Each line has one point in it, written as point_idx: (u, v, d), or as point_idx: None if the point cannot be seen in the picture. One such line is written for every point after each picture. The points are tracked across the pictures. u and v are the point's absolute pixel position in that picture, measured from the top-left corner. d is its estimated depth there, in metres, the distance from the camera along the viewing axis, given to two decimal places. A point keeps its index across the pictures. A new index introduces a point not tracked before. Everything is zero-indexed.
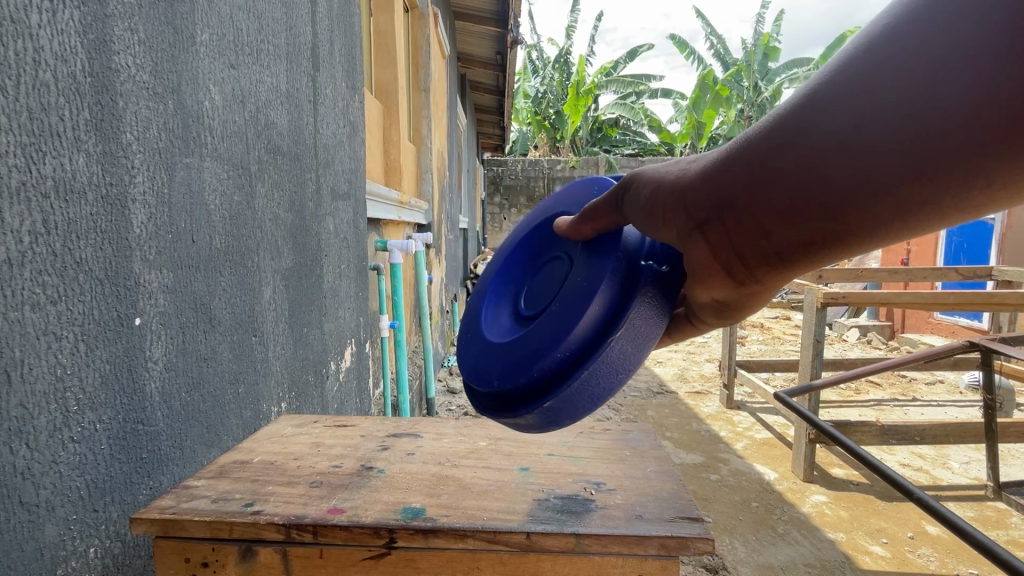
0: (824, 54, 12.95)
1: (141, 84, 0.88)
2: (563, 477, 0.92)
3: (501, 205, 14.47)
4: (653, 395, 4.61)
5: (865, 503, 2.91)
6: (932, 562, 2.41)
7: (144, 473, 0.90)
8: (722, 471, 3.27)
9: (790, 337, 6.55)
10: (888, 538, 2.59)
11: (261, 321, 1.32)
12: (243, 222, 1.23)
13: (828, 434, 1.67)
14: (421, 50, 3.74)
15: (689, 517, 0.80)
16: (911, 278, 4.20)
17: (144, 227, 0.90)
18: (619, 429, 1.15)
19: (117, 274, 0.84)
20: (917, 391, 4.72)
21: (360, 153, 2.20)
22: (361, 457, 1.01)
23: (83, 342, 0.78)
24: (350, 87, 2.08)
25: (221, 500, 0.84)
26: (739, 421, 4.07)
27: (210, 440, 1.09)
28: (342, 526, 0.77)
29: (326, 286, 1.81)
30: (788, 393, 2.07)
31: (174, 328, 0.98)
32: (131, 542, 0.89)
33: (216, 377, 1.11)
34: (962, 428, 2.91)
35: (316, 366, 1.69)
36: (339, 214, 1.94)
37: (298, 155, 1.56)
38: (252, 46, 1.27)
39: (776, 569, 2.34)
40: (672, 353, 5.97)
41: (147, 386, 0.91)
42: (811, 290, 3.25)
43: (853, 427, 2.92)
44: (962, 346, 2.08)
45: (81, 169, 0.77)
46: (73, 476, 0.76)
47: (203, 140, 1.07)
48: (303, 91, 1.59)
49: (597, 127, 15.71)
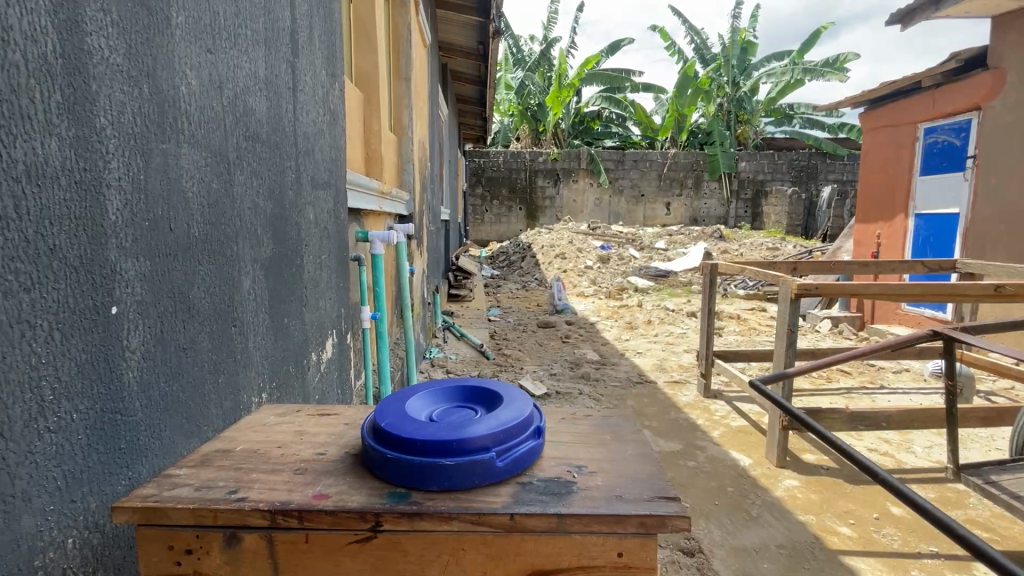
0: (800, 51, 13.25)
1: (115, 67, 0.86)
2: (546, 461, 0.94)
3: (483, 196, 14.42)
4: (632, 385, 4.68)
5: (833, 487, 3.02)
6: (895, 541, 2.53)
7: (123, 463, 0.89)
8: (699, 458, 3.35)
9: (765, 328, 6.71)
10: (855, 519, 2.70)
11: (240, 311, 1.30)
12: (221, 210, 1.21)
13: (800, 421, 1.71)
14: (402, 38, 3.69)
15: (666, 497, 0.83)
16: (881, 270, 4.34)
17: (120, 215, 0.88)
18: (599, 416, 1.17)
19: (93, 261, 0.82)
20: (884, 379, 4.90)
21: (339, 142, 2.16)
22: (345, 444, 1.01)
23: (58, 330, 0.76)
24: (329, 75, 2.05)
25: (204, 487, 0.84)
26: (715, 410, 4.17)
27: (190, 431, 1.08)
28: (327, 511, 0.78)
29: (306, 276, 1.79)
30: (762, 380, 2.12)
31: (152, 318, 0.96)
32: (110, 532, 0.88)
33: (196, 367, 1.10)
34: (925, 414, 3.04)
35: (297, 358, 1.68)
36: (318, 203, 1.91)
37: (277, 143, 1.53)
38: (229, 30, 1.24)
39: (749, 551, 2.43)
40: (651, 343, 6.05)
41: (124, 376, 0.89)
42: (785, 282, 3.33)
43: (824, 414, 3.02)
44: (927, 334, 2.16)
45: (54, 153, 0.75)
46: (50, 467, 0.75)
47: (179, 126, 1.04)
48: (282, 78, 1.57)
49: (578, 119, 15.73)
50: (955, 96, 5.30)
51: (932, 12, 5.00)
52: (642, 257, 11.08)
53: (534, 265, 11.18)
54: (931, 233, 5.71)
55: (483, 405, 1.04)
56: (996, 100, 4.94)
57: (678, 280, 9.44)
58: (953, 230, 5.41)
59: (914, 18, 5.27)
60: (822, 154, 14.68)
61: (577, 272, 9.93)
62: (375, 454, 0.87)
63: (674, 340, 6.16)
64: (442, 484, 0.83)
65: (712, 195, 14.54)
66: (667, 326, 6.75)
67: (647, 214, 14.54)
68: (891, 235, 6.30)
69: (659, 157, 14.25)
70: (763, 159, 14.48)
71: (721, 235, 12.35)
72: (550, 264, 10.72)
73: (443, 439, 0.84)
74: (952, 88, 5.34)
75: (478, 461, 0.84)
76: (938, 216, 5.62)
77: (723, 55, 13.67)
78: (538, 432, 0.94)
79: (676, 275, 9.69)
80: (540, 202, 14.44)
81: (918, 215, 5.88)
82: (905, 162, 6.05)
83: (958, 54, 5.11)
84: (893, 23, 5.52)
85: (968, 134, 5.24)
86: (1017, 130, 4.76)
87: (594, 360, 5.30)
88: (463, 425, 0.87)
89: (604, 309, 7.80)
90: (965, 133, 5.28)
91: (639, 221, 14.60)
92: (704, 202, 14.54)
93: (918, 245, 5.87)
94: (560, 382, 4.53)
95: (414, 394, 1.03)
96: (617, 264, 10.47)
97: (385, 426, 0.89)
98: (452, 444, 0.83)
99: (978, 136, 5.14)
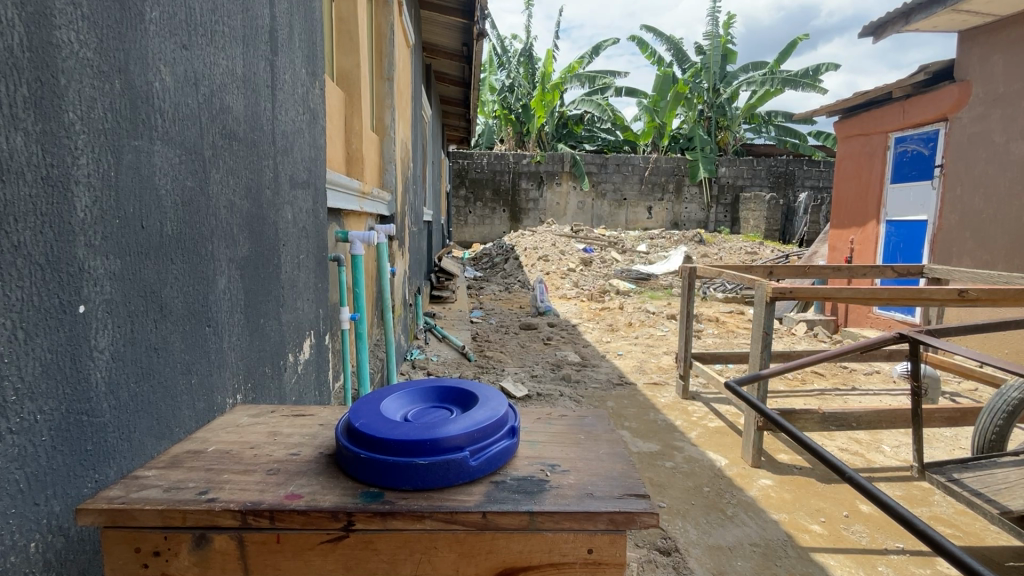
0: (778, 60, 13.56)
1: (85, 61, 0.85)
2: (520, 460, 0.95)
3: (466, 198, 14.42)
4: (612, 386, 4.73)
5: (806, 485, 3.10)
6: (863, 537, 2.60)
7: (90, 466, 0.87)
8: (676, 458, 3.41)
9: (743, 331, 6.85)
10: (825, 517, 2.77)
11: (215, 311, 1.29)
12: (196, 207, 1.19)
13: (771, 420, 1.73)
14: (386, 39, 3.68)
15: (636, 494, 0.85)
16: (854, 275, 4.45)
17: (89, 211, 0.86)
18: (574, 415, 1.19)
19: (60, 260, 0.81)
20: (855, 380, 5.04)
21: (319, 141, 2.14)
22: (319, 445, 1.01)
23: (22, 329, 0.75)
24: (310, 74, 2.05)
25: (173, 489, 0.83)
26: (693, 411, 4.24)
27: (160, 432, 1.05)
28: (299, 510, 0.78)
29: (284, 277, 1.78)
30: (736, 383, 2.13)
31: (122, 317, 0.94)
32: (75, 536, 0.86)
33: (167, 367, 1.08)
34: (893, 415, 3.13)
35: (274, 358, 1.66)
36: (296, 203, 1.89)
37: (255, 142, 1.52)
38: (206, 27, 1.23)
39: (724, 549, 2.48)
40: (632, 345, 6.12)
41: (91, 376, 0.87)
42: (761, 285, 3.39)
43: (796, 415, 3.10)
44: (894, 338, 2.20)
45: (20, 148, 0.74)
46: (11, 469, 0.74)
47: (153, 123, 1.03)
48: (260, 76, 1.55)
49: (562, 123, 15.83)
50: (925, 107, 5.46)
51: (903, 25, 5.17)
52: (624, 260, 11.20)
53: (518, 267, 11.20)
54: (901, 239, 5.90)
55: (459, 405, 1.05)
56: (962, 112, 5.13)
57: (660, 282, 9.55)
58: (922, 236, 5.58)
59: (886, 30, 5.45)
60: (800, 162, 15.03)
61: (560, 274, 9.97)
62: (349, 454, 0.87)
63: (654, 342, 6.24)
64: (414, 484, 0.83)
65: (693, 199, 14.78)
66: (647, 328, 6.83)
67: (629, 218, 14.71)
68: (864, 240, 6.49)
69: (641, 162, 14.42)
70: (743, 165, 14.77)
71: (701, 239, 12.55)
72: (533, 266, 10.78)
73: (417, 438, 0.84)
74: (921, 99, 5.51)
75: (452, 460, 0.84)
76: (908, 223, 5.80)
77: (704, 62, 13.87)
78: (513, 432, 0.95)
79: (657, 278, 9.80)
80: (524, 204, 14.48)
81: (889, 222, 6.07)
82: (877, 171, 6.24)
83: (926, 67, 5.30)
84: (866, 35, 5.69)
85: (936, 144, 5.43)
86: (980, 142, 4.95)
87: (574, 361, 5.34)
88: (438, 426, 0.87)
89: (586, 311, 7.86)
90: (933, 143, 5.46)
91: (622, 225, 14.75)
92: (685, 207, 14.75)
93: (889, 251, 6.05)
94: (542, 383, 4.58)
95: (389, 394, 1.04)
96: (599, 267, 10.56)
97: (359, 427, 0.88)
98: (425, 443, 0.84)
99: (945, 147, 5.33)
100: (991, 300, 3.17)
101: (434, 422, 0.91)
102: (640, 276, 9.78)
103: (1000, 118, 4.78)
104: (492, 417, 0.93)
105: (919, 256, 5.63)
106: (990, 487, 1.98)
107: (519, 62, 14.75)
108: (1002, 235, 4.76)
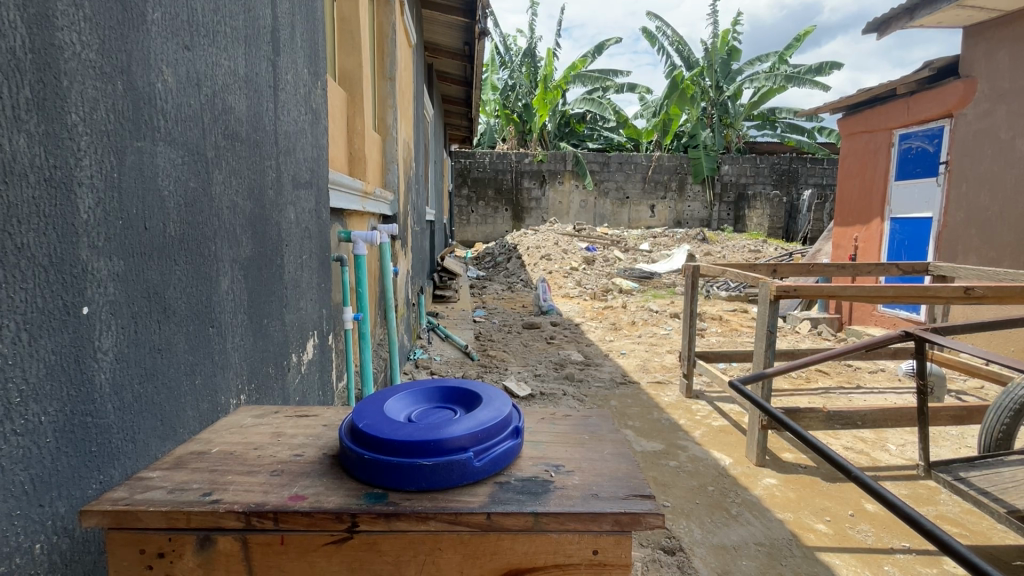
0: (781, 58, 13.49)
1: (86, 63, 0.84)
2: (524, 461, 0.95)
3: (468, 197, 14.40)
4: (615, 386, 4.71)
5: (810, 485, 3.08)
6: (869, 537, 2.59)
7: (94, 467, 0.87)
8: (680, 457, 3.40)
9: (747, 329, 6.82)
10: (830, 516, 2.75)
11: (218, 311, 1.28)
12: (199, 208, 1.19)
13: (775, 419, 1.71)
14: (386, 38, 3.67)
15: (641, 495, 0.84)
16: (858, 273, 4.40)
17: (92, 213, 0.86)
18: (578, 415, 1.18)
19: (63, 261, 0.81)
20: (860, 378, 5.03)
21: (321, 141, 2.14)
22: (322, 446, 1.00)
23: (26, 331, 0.75)
24: (312, 74, 2.04)
25: (177, 490, 0.83)
26: (697, 410, 4.22)
27: (165, 433, 1.06)
28: (303, 512, 0.78)
29: (286, 277, 1.77)
30: (740, 381, 2.09)
31: (125, 319, 0.94)
32: (80, 537, 0.86)
33: (171, 368, 1.08)
34: (898, 414, 3.11)
35: (276, 359, 1.65)
36: (299, 203, 1.89)
37: (257, 142, 1.51)
38: (208, 27, 1.23)
39: (728, 549, 2.47)
40: (635, 345, 6.09)
41: (95, 378, 0.87)
42: (764, 284, 3.36)
43: (800, 414, 3.07)
44: (899, 335, 2.17)
45: (22, 150, 0.74)
46: (16, 470, 0.74)
47: (155, 124, 1.03)
48: (262, 76, 1.55)
49: (563, 122, 15.77)
50: (931, 104, 5.41)
51: (907, 21, 5.14)
52: (626, 259, 11.17)
53: (519, 267, 11.19)
54: (905, 236, 5.87)
55: (462, 406, 1.05)
56: (967, 108, 5.09)
57: (663, 281, 9.52)
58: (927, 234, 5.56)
59: (890, 26, 5.42)
60: (802, 159, 14.94)
61: (562, 273, 9.94)
62: (353, 455, 0.87)
63: (657, 341, 6.22)
64: (420, 484, 0.83)
65: (696, 197, 14.75)
66: (650, 327, 6.81)
67: (631, 217, 14.68)
68: (868, 238, 6.46)
69: (643, 160, 14.39)
70: (746, 164, 14.69)
71: (704, 238, 12.52)
72: (536, 266, 10.76)
73: (420, 439, 0.84)
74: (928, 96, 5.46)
75: (456, 461, 0.84)
76: (912, 219, 5.77)
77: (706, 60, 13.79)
78: (515, 433, 0.95)
79: (660, 277, 9.76)
80: (526, 203, 14.45)
81: (893, 219, 6.05)
82: (881, 168, 6.21)
83: (932, 63, 5.26)
84: (870, 31, 5.66)
85: (940, 140, 5.40)
86: (985, 138, 4.91)
87: (577, 361, 5.32)
88: (440, 427, 0.87)
89: (588, 310, 7.85)
90: (938, 140, 5.43)
91: (624, 224, 14.71)
92: (688, 205, 14.72)
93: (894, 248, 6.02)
94: (545, 382, 4.57)
95: (392, 395, 1.03)
96: (602, 265, 10.52)
97: (363, 428, 0.88)
98: (429, 444, 0.84)
99: (950, 142, 5.28)
100: (998, 297, 3.12)
101: (440, 422, 0.91)
102: (642, 275, 9.77)
103: (1005, 114, 4.74)
104: (494, 415, 0.93)
105: (923, 253, 5.59)
106: (997, 485, 1.96)
107: (521, 61, 14.72)
108: (1007, 231, 4.73)
